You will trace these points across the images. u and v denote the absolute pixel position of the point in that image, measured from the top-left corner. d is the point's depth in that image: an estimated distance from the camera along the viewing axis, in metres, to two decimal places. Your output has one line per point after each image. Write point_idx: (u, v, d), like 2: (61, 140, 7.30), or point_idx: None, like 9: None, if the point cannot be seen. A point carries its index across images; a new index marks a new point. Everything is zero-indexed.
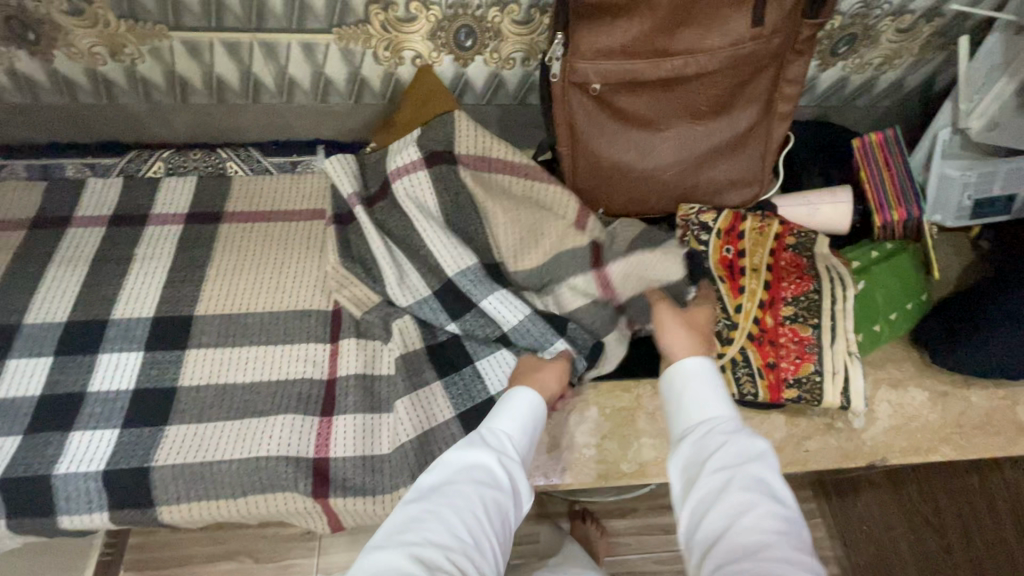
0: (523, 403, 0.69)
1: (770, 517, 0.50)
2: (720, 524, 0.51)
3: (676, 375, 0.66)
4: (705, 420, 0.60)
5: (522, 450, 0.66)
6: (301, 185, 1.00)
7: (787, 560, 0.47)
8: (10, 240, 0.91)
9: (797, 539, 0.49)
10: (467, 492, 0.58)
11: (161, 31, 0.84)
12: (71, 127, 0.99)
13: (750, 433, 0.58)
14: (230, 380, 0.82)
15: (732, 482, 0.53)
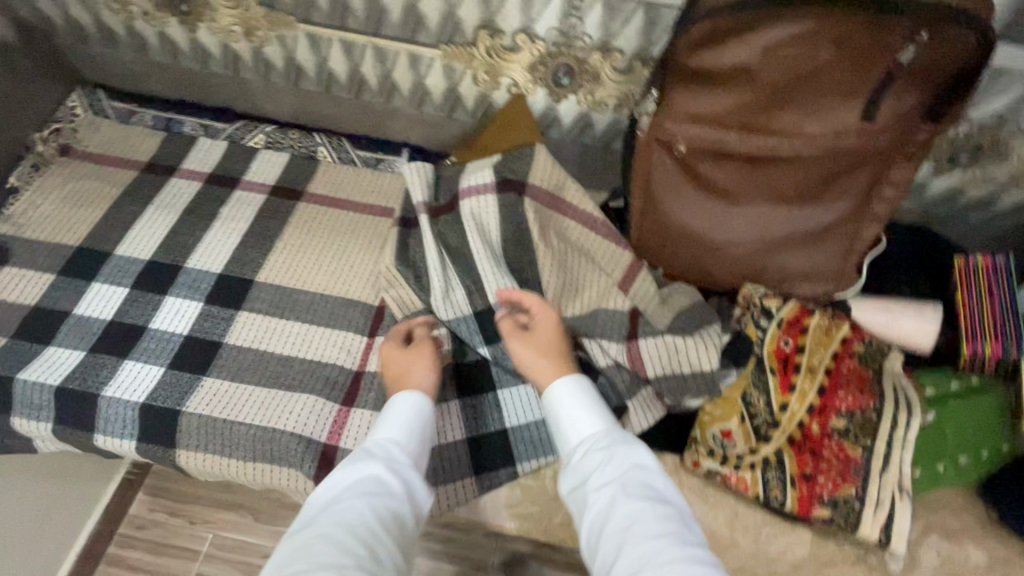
0: (406, 406, 0.72)
1: (652, 517, 0.58)
2: (612, 532, 0.59)
3: (551, 401, 0.72)
4: (585, 441, 0.68)
5: (415, 453, 0.69)
6: (380, 182, 1.06)
7: (680, 540, 0.56)
8: (123, 178, 1.02)
9: (684, 527, 0.59)
10: (360, 505, 0.60)
11: (290, 21, 0.90)
12: (196, 90, 1.09)
13: (624, 447, 0.65)
14: (269, 349, 0.86)
15: (615, 496, 0.61)
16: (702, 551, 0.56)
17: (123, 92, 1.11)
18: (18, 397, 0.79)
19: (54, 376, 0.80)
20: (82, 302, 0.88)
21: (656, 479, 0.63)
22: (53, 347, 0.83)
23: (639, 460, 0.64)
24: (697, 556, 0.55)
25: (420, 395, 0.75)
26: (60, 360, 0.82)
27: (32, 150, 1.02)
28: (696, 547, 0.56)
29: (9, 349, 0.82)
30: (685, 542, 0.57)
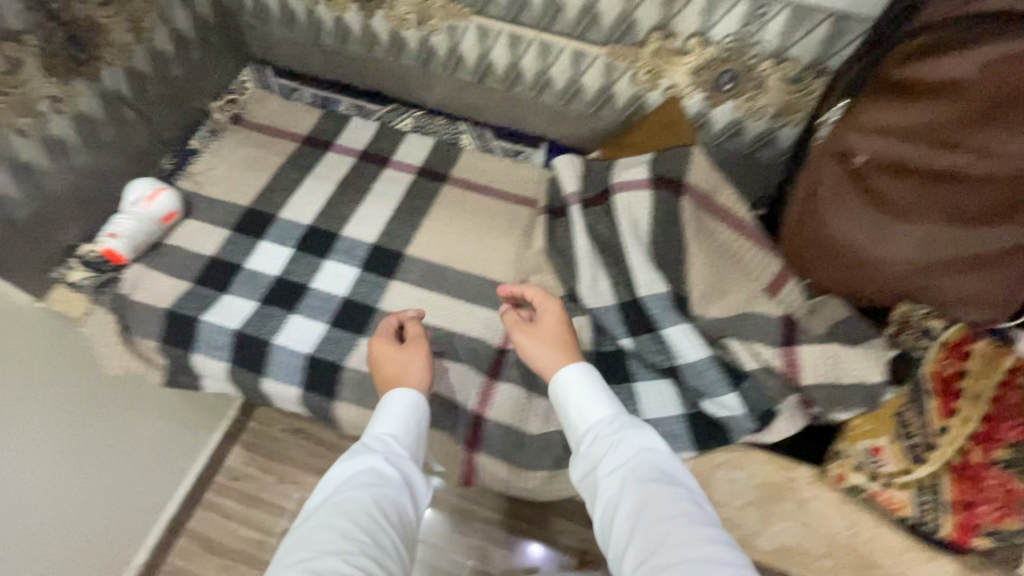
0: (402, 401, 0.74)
1: (662, 499, 0.60)
2: (622, 518, 0.60)
3: (559, 397, 0.74)
4: (590, 430, 0.70)
5: (409, 444, 0.72)
6: (519, 172, 1.10)
7: (690, 520, 0.58)
8: (286, 148, 1.10)
9: (695, 506, 0.60)
10: (360, 495, 0.63)
11: (466, 13, 0.95)
12: (354, 72, 1.16)
13: (623, 436, 0.67)
14: (420, 318, 0.92)
15: (622, 485, 0.63)
16: (712, 528, 0.58)
17: (287, 71, 1.20)
18: (201, 337, 0.87)
19: (234, 320, 0.88)
20: (253, 257, 0.96)
21: (663, 462, 0.64)
22: (229, 295, 0.91)
23: (640, 444, 0.66)
24: (707, 535, 0.57)
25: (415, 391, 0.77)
26: (237, 307, 0.89)
27: (210, 117, 1.11)
28: (706, 525, 0.58)
29: (191, 294, 0.90)
30: (694, 521, 0.58)
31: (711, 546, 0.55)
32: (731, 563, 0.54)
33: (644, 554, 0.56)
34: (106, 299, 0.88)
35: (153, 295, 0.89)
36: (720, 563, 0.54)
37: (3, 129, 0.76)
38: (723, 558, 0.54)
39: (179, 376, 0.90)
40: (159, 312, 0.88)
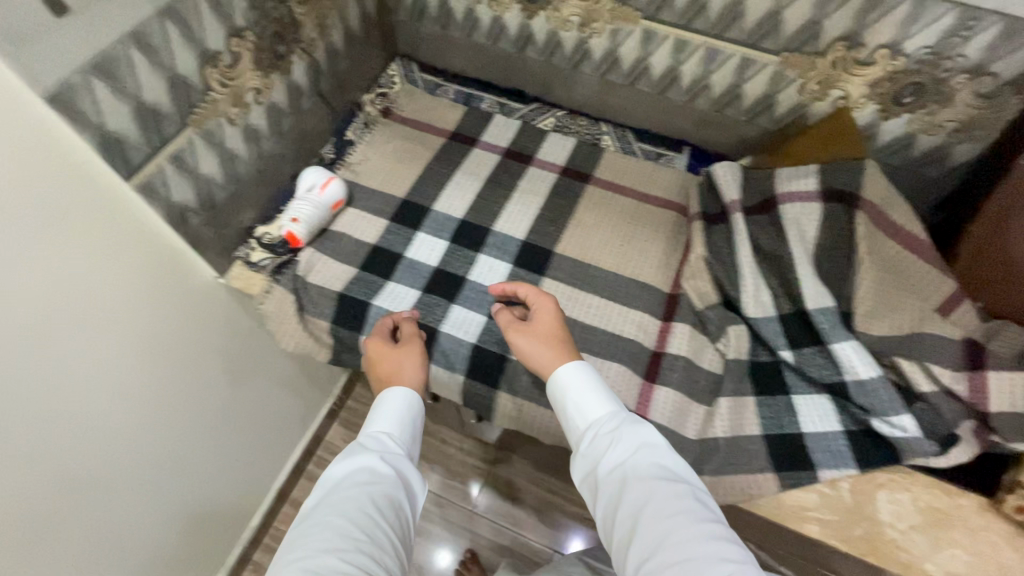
0: (395, 402, 0.82)
1: (663, 495, 0.64)
2: (622, 519, 0.65)
3: (559, 391, 0.77)
4: (586, 433, 0.74)
5: (400, 440, 0.80)
6: (662, 176, 1.10)
7: (690, 515, 0.62)
8: (434, 143, 1.14)
9: (695, 500, 0.65)
10: (357, 493, 0.69)
11: (635, 17, 0.95)
12: (498, 71, 1.19)
13: (617, 439, 0.71)
14: (575, 316, 0.93)
15: (623, 486, 0.67)
16: (710, 524, 0.62)
17: (432, 67, 1.23)
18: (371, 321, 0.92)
19: (401, 307, 0.92)
20: (411, 246, 1.00)
21: (661, 461, 0.69)
22: (392, 283, 0.95)
23: (636, 445, 0.70)
24: (705, 532, 0.61)
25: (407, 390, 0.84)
26: (403, 295, 0.94)
27: (362, 110, 1.16)
28: (704, 520, 0.62)
29: (359, 279, 0.95)
30: (695, 518, 0.62)
31: (710, 543, 0.60)
32: (734, 558, 0.58)
33: (646, 551, 0.61)
34: (285, 278, 0.94)
35: (325, 278, 0.95)
36: (719, 559, 0.58)
37: (218, 119, 0.82)
38: (722, 554, 0.58)
39: (342, 355, 0.95)
40: (331, 294, 0.94)
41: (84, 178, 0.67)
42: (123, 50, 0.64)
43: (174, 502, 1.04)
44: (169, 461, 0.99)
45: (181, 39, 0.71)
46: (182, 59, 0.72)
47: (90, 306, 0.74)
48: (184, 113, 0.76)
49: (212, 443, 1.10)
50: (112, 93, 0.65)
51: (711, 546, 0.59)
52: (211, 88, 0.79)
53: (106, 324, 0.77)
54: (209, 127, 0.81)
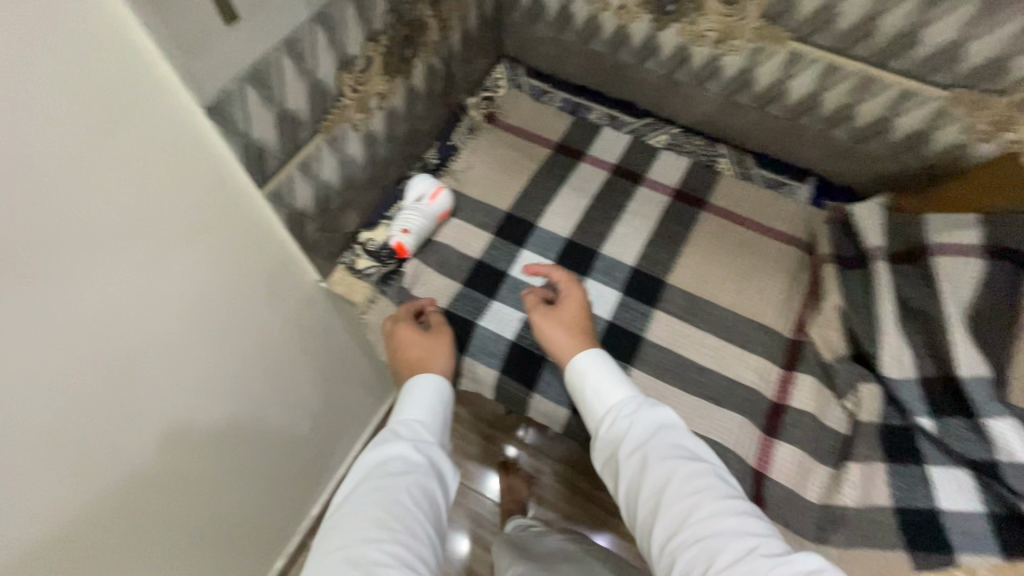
0: (427, 389, 0.83)
1: (683, 475, 0.68)
2: (648, 498, 0.69)
3: (580, 377, 0.80)
4: (606, 418, 0.77)
5: (433, 426, 0.82)
6: (783, 207, 1.02)
7: (711, 494, 0.67)
8: (540, 153, 1.09)
9: (714, 478, 0.69)
10: (390, 482, 0.72)
11: (784, 37, 0.87)
12: (610, 81, 1.12)
13: (637, 425, 0.75)
14: (688, 355, 0.88)
15: (647, 468, 0.70)
16: (730, 501, 0.66)
17: (538, 71, 1.18)
18: (477, 343, 0.89)
19: (508, 330, 0.89)
20: (518, 265, 0.96)
21: (680, 446, 0.72)
22: (498, 303, 0.92)
23: (654, 430, 0.74)
24: (726, 509, 0.65)
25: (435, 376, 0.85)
26: (507, 317, 0.90)
27: (466, 114, 1.12)
28: (724, 497, 0.67)
29: (464, 296, 0.92)
30: (715, 495, 0.67)
31: (733, 520, 0.64)
32: (757, 532, 0.63)
33: (675, 527, 0.65)
34: (392, 290, 0.94)
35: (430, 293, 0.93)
36: (745, 534, 0.63)
37: (344, 125, 0.79)
38: (747, 530, 0.63)
39: None
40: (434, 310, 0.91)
41: (227, 199, 0.66)
42: (275, 59, 0.61)
43: (257, 501, 1.06)
44: (253, 465, 0.99)
45: (326, 46, 0.67)
46: (324, 66, 0.69)
47: (212, 321, 0.74)
48: (316, 121, 0.73)
49: (293, 445, 1.10)
50: (260, 101, 0.62)
51: (735, 523, 0.64)
52: (344, 95, 0.75)
53: (224, 338, 0.77)
54: (335, 134, 0.78)
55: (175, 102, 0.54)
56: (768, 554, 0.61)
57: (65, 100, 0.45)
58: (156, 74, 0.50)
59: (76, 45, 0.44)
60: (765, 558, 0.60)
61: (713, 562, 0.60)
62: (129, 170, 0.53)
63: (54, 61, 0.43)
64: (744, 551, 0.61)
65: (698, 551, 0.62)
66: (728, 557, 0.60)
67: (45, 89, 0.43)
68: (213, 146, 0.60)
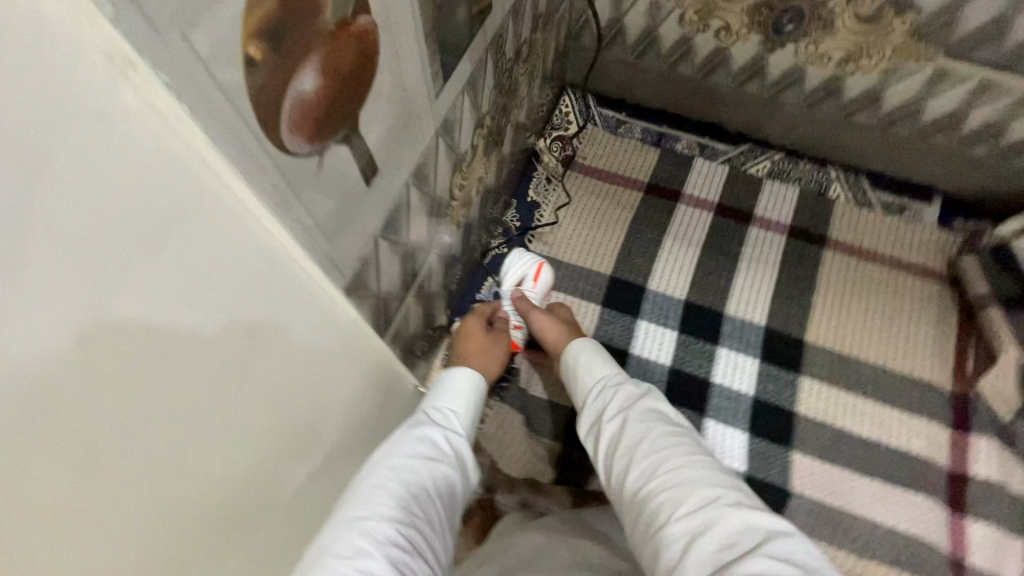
0: (466, 381, 0.65)
1: (662, 433, 0.54)
2: (620, 456, 0.54)
3: (571, 362, 0.68)
4: (592, 387, 0.63)
5: (467, 423, 0.62)
6: (912, 234, 0.92)
7: (690, 452, 0.52)
8: (630, 200, 0.95)
9: (695, 441, 0.54)
10: (414, 459, 0.51)
11: (932, 54, 0.74)
12: (697, 105, 0.99)
13: (624, 385, 0.61)
14: (846, 428, 0.79)
15: (625, 423, 0.56)
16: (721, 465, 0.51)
17: (610, 99, 1.04)
18: None
19: None
20: (638, 340, 0.85)
21: (665, 404, 0.58)
22: None
23: (643, 389, 0.60)
24: (710, 465, 0.50)
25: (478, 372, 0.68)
26: None
27: (540, 161, 0.99)
28: (701, 456, 0.52)
29: None
30: (692, 454, 0.52)
31: (707, 475, 0.49)
32: (728, 487, 0.48)
33: (639, 480, 0.51)
34: (507, 396, 0.82)
35: (548, 391, 0.82)
36: (719, 488, 0.47)
37: (450, 228, 0.66)
38: (723, 486, 0.48)
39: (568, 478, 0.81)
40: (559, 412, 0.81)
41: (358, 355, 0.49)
42: (405, 194, 0.48)
43: None
44: None
45: (445, 154, 0.54)
46: (441, 176, 0.55)
47: None
48: (431, 238, 0.60)
49: None
50: (389, 248, 0.49)
51: (716, 481, 0.48)
52: (453, 196, 0.62)
53: None
54: (443, 241, 0.65)
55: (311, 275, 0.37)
56: (747, 511, 0.45)
57: (150, 363, 0.25)
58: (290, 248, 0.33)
59: (139, 268, 0.23)
60: (735, 513, 0.45)
61: (674, 520, 0.46)
62: (249, 376, 0.33)
63: (187, 295, 0.26)
64: (713, 505, 0.46)
65: (659, 509, 0.48)
66: (691, 512, 0.46)
67: (184, 333, 0.26)
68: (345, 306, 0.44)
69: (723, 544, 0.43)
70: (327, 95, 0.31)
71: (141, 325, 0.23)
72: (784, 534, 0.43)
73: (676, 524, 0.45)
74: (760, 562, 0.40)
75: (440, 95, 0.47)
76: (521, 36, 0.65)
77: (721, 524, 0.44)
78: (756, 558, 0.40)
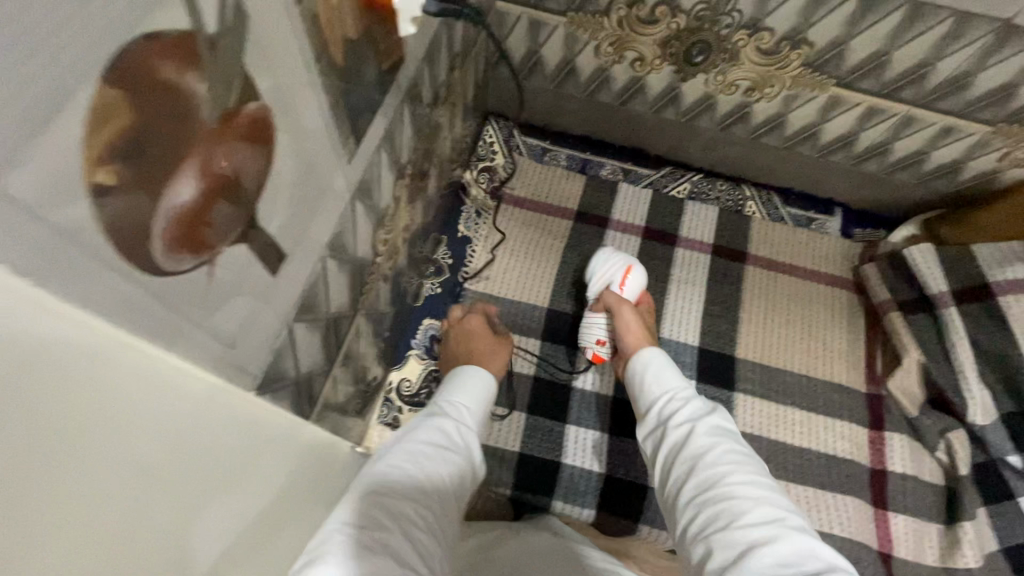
0: (477, 380, 0.65)
1: (730, 450, 0.54)
2: (682, 464, 0.55)
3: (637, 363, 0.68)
4: (660, 394, 0.63)
5: (480, 417, 0.62)
6: (821, 245, 0.98)
7: (755, 472, 0.52)
8: (562, 229, 0.95)
9: (761, 463, 0.54)
10: (425, 451, 0.52)
11: (826, 84, 0.80)
12: (619, 131, 1.00)
13: (691, 398, 0.61)
14: (779, 438, 0.83)
15: (691, 431, 0.57)
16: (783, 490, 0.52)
17: (533, 126, 1.03)
18: (566, 483, 0.77)
19: (596, 461, 0.78)
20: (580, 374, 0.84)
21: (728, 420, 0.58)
22: (573, 427, 0.80)
23: (712, 403, 0.60)
24: (772, 491, 0.50)
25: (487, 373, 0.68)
26: (589, 442, 0.79)
27: (468, 195, 0.97)
28: (768, 482, 0.51)
29: (533, 426, 0.80)
30: (760, 476, 0.52)
31: (775, 500, 0.49)
32: (792, 517, 0.47)
33: (699, 489, 0.51)
34: None
35: (494, 436, 0.79)
36: (785, 515, 0.47)
37: (377, 284, 0.62)
38: (790, 515, 0.48)
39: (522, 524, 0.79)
40: (508, 457, 0.78)
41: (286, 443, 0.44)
42: (320, 270, 0.43)
43: None
44: None
45: (364, 215, 0.50)
46: (362, 237, 0.51)
47: None
48: (356, 301, 0.55)
49: None
50: (307, 329, 0.44)
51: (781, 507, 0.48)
52: (378, 253, 0.58)
53: None
54: (370, 300, 0.61)
55: (211, 378, 0.32)
56: (814, 540, 0.45)
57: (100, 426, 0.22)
58: (183, 351, 0.28)
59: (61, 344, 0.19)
60: (803, 540, 0.45)
61: (737, 529, 0.46)
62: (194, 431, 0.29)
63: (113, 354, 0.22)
64: (781, 527, 0.46)
65: (718, 519, 0.48)
66: (755, 528, 0.46)
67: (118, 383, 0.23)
68: (254, 400, 0.38)
69: (787, 564, 0.42)
70: (218, 179, 0.27)
71: (45, 423, 0.19)
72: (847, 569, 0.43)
73: (740, 537, 0.45)
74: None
75: (354, 159, 0.43)
76: (438, 79, 0.62)
77: (788, 545, 0.44)
78: None
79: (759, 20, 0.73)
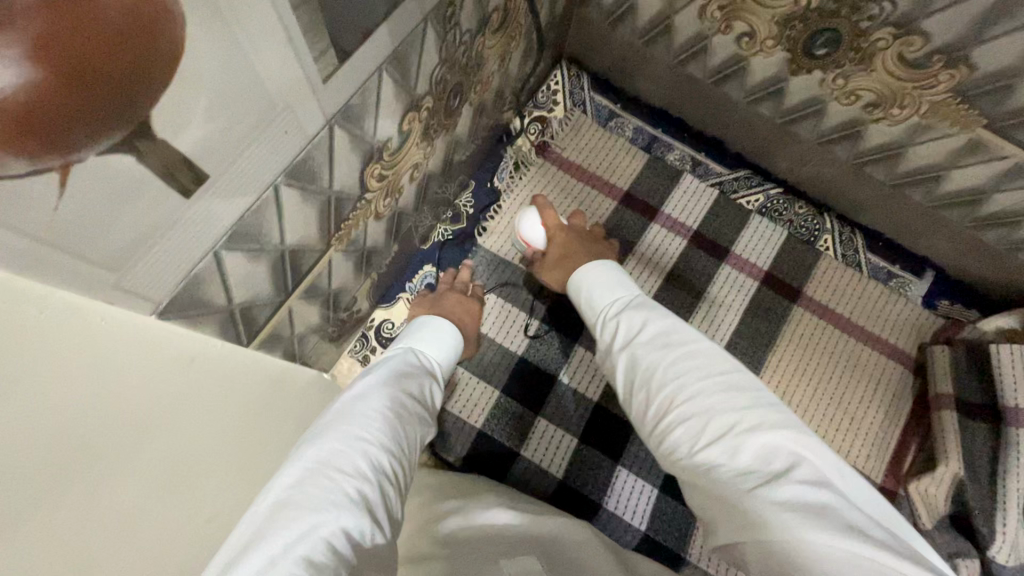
0: (437, 331, 0.59)
1: (678, 359, 0.49)
2: (637, 386, 0.50)
3: (591, 274, 0.62)
4: (607, 308, 0.58)
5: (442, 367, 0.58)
6: (892, 308, 0.84)
7: (709, 374, 0.47)
8: (602, 207, 0.86)
9: (716, 355, 0.49)
10: (376, 397, 0.46)
11: (972, 122, 0.62)
12: (701, 113, 0.87)
13: (631, 310, 0.56)
14: None
15: (636, 349, 0.52)
16: (737, 374, 0.47)
17: (607, 84, 0.92)
18: (518, 474, 0.73)
19: (556, 462, 0.73)
20: (570, 368, 0.77)
21: (669, 323, 0.53)
22: (544, 422, 0.75)
23: (644, 315, 0.54)
24: (723, 383, 0.46)
25: (451, 326, 0.60)
26: (556, 441, 0.74)
27: (513, 143, 0.88)
28: (722, 376, 0.47)
29: (503, 407, 0.76)
30: (714, 374, 0.47)
31: (726, 392, 0.45)
32: (752, 408, 0.44)
33: (658, 411, 0.48)
34: None
35: (461, 404, 0.75)
36: (736, 409, 0.44)
37: (365, 221, 0.56)
38: (744, 407, 0.44)
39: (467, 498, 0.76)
40: (468, 430, 0.75)
41: (221, 368, 0.41)
42: (270, 199, 0.37)
43: None
44: None
45: (347, 146, 0.43)
46: (341, 170, 0.45)
47: None
48: (331, 236, 0.50)
49: None
50: (246, 258, 0.39)
51: (739, 400, 0.45)
52: (368, 189, 0.52)
53: None
54: (352, 236, 0.55)
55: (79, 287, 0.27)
56: (776, 429, 0.42)
57: None
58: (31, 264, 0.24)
59: None
60: (762, 435, 0.42)
61: (697, 450, 0.44)
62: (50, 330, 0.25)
63: None
64: (738, 431, 0.43)
65: (681, 439, 0.45)
66: (718, 440, 0.43)
67: None
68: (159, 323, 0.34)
69: (751, 471, 0.41)
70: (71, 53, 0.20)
71: None
72: (809, 449, 0.41)
73: (707, 455, 0.43)
74: (790, 485, 0.39)
75: (333, 78, 0.36)
76: (489, 3, 0.52)
77: (749, 450, 0.42)
78: (791, 485, 0.39)
79: (914, 19, 0.56)
